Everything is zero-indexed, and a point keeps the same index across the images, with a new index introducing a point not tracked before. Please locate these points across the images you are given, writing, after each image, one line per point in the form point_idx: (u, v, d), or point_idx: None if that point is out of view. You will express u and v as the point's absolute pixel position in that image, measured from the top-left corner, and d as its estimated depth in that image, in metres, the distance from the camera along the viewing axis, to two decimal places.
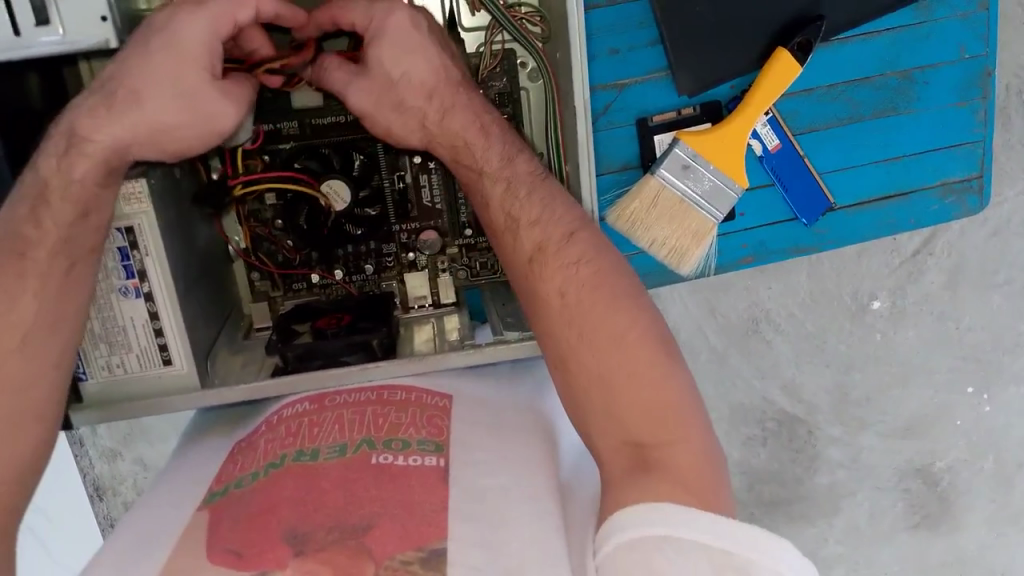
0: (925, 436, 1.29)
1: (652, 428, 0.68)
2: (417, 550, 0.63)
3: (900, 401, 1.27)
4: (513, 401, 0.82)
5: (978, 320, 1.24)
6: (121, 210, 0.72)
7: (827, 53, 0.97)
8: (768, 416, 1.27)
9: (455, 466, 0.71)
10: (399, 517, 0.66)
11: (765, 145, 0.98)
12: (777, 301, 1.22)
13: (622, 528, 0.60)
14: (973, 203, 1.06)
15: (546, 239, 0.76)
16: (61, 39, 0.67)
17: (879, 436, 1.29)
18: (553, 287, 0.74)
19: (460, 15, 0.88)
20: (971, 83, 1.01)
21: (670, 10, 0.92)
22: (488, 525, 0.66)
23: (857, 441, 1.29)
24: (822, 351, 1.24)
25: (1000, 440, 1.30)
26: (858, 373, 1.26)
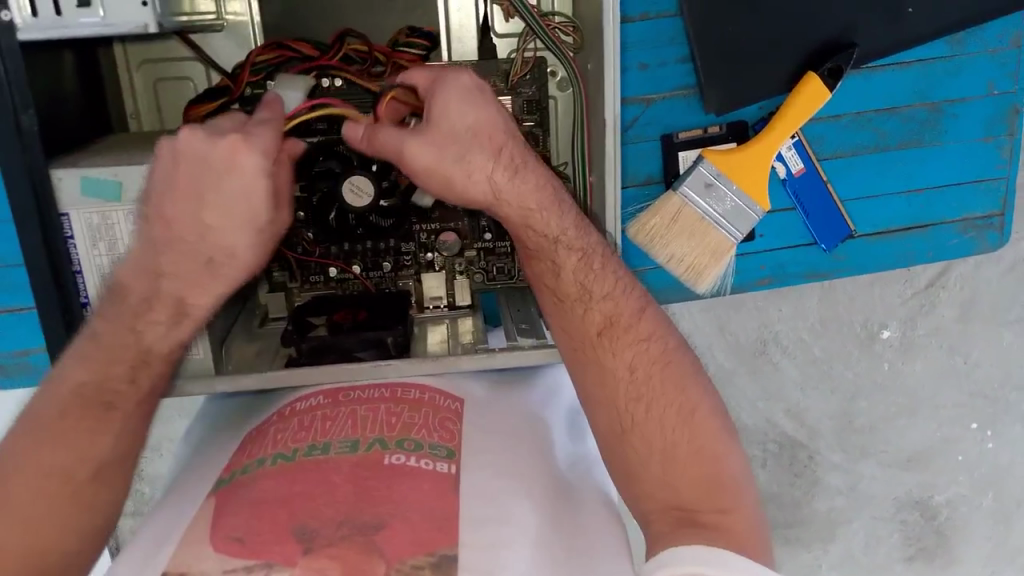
0: (926, 469, 1.28)
1: (698, 490, 0.67)
2: (428, 554, 0.63)
3: (904, 431, 1.27)
4: (525, 417, 0.81)
5: (988, 355, 1.24)
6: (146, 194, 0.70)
7: (857, 80, 0.98)
8: (770, 439, 1.27)
9: (466, 473, 0.71)
10: (408, 519, 0.65)
11: (789, 168, 0.98)
12: (788, 323, 1.21)
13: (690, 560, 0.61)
14: (992, 240, 1.06)
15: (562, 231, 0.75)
16: (101, 21, 0.67)
17: (880, 465, 1.28)
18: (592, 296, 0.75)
19: (494, 21, 0.90)
20: (998, 119, 1.01)
21: (703, 29, 0.92)
22: (499, 531, 0.66)
23: (857, 468, 1.28)
24: (829, 377, 1.24)
25: (1003, 477, 1.29)
26: (864, 402, 1.26)
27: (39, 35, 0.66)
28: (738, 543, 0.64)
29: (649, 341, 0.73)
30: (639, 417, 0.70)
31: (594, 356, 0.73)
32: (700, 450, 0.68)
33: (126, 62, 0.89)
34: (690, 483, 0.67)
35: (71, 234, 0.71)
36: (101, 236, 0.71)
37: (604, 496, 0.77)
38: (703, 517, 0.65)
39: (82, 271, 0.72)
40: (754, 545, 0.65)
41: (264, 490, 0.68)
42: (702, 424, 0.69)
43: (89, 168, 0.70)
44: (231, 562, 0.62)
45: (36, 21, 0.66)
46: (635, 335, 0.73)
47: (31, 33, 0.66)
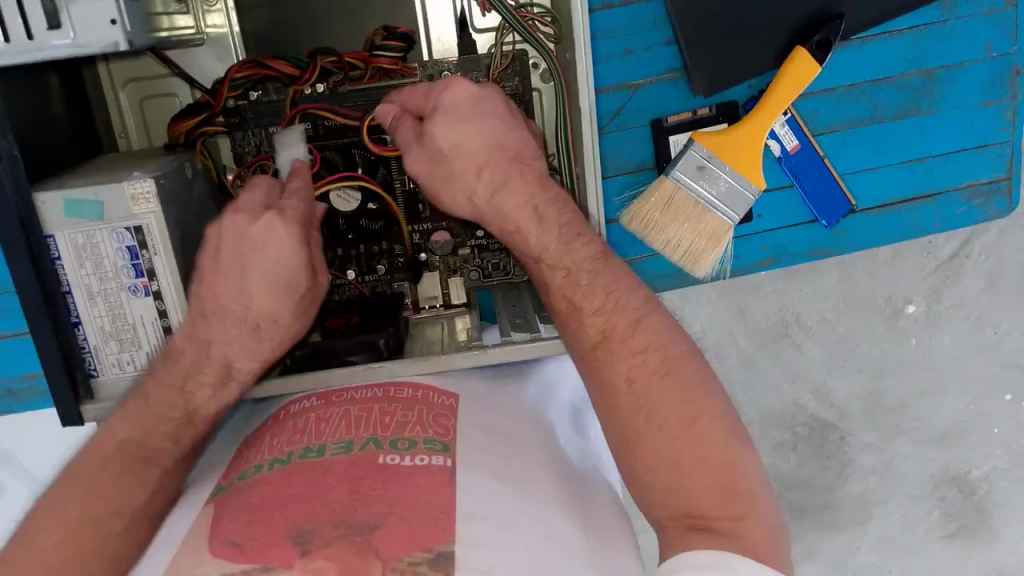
0: (960, 444, 1.25)
1: (717, 500, 0.62)
2: (425, 550, 0.62)
3: (936, 407, 1.24)
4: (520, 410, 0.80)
5: (1018, 324, 1.20)
6: (130, 211, 0.71)
7: (847, 51, 0.95)
8: (799, 421, 1.24)
9: (461, 465, 0.70)
10: (403, 516, 0.64)
11: (783, 145, 0.96)
12: (807, 303, 1.19)
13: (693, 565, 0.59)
14: (1001, 205, 1.03)
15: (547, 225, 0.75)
16: (72, 42, 0.67)
17: (913, 443, 1.25)
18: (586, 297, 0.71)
19: (472, 16, 0.90)
20: (998, 82, 0.98)
21: (685, 10, 0.91)
22: (500, 525, 0.65)
23: (890, 448, 1.25)
24: (856, 355, 1.22)
25: None
26: (891, 379, 1.23)
27: (13, 60, 0.67)
28: (754, 550, 0.60)
29: (646, 354, 0.68)
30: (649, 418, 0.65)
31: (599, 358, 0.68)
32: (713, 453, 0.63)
33: (110, 80, 0.89)
34: (701, 488, 0.62)
35: (58, 255, 0.72)
36: (87, 255, 0.72)
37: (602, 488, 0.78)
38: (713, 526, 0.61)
39: (71, 291, 0.73)
40: (770, 548, 0.61)
41: (260, 496, 0.68)
42: (716, 430, 0.64)
43: (71, 190, 0.70)
44: (229, 566, 0.62)
45: (8, 46, 0.66)
46: (637, 343, 0.69)
47: (5, 59, 0.66)
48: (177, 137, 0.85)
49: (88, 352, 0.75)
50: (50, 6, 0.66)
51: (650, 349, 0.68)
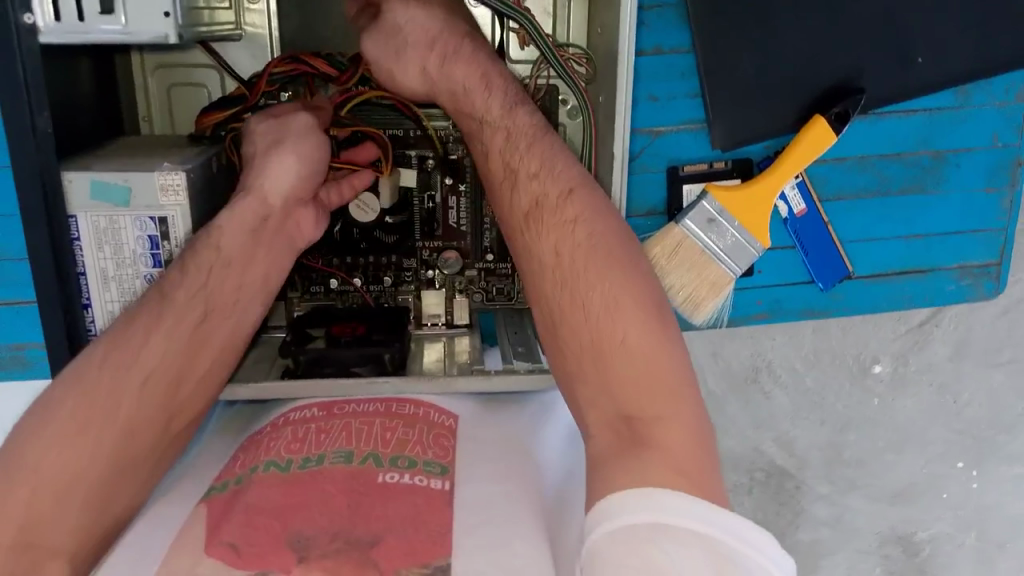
0: (913, 504, 1.27)
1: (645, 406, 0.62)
2: (422, 566, 0.64)
3: (893, 467, 1.26)
4: (502, 424, 0.82)
5: (978, 396, 1.24)
6: (155, 201, 0.72)
7: (862, 124, 0.99)
8: (757, 466, 1.27)
9: (460, 487, 0.73)
10: (404, 535, 0.66)
11: (791, 208, 0.99)
12: (780, 353, 1.22)
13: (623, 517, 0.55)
14: (989, 288, 1.07)
15: (544, 194, 0.75)
16: (122, 29, 0.67)
17: (867, 499, 1.27)
18: (548, 246, 0.73)
19: (509, 47, 0.91)
20: (1001, 171, 1.02)
21: (715, 67, 0.93)
22: (493, 541, 0.66)
23: (843, 501, 1.27)
24: (820, 408, 1.24)
25: (986, 518, 1.27)
26: (854, 435, 1.26)
27: (59, 39, 0.67)
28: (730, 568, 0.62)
29: (575, 223, 0.73)
30: (615, 338, 0.67)
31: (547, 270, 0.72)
32: (661, 372, 0.65)
33: (142, 66, 0.89)
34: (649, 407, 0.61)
35: (78, 236, 0.72)
36: (107, 240, 0.72)
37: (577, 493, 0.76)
38: (644, 425, 0.63)
39: (86, 273, 0.73)
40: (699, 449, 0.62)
41: (260, 498, 0.69)
42: (658, 335, 0.67)
43: (100, 173, 0.71)
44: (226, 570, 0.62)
45: (57, 25, 0.66)
46: (568, 215, 0.73)
47: (52, 37, 0.66)
48: (203, 134, 0.86)
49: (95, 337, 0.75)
50: None
51: (604, 242, 0.72)
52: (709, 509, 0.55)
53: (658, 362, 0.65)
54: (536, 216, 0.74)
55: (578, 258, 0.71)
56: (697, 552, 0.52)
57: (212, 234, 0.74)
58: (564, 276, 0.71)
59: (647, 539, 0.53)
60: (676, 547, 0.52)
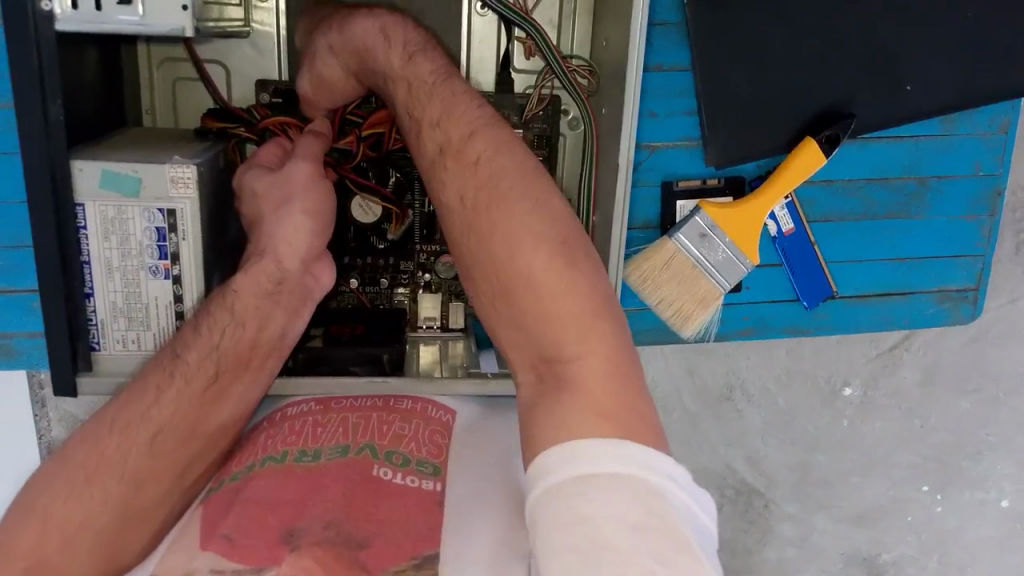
0: (874, 527, 1.30)
1: (571, 341, 0.62)
2: (411, 557, 0.65)
3: (859, 489, 1.28)
4: (500, 425, 0.82)
5: (945, 422, 1.27)
6: (166, 192, 0.72)
7: (851, 148, 1.02)
8: (728, 484, 1.28)
9: (450, 488, 0.73)
10: (391, 536, 0.67)
11: (780, 226, 1.01)
12: (753, 370, 1.24)
13: (550, 472, 0.56)
14: (965, 313, 1.10)
15: (462, 162, 0.71)
16: (139, 20, 0.67)
17: (832, 520, 1.29)
18: (458, 197, 0.69)
19: (514, 57, 0.93)
20: (981, 200, 1.06)
21: (711, 86, 0.95)
22: (487, 534, 0.68)
23: (810, 521, 1.29)
24: (790, 428, 1.27)
25: (947, 542, 1.31)
26: (821, 456, 1.28)
27: (76, 28, 0.67)
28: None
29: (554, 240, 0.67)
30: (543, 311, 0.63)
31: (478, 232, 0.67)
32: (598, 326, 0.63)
33: (148, 59, 0.90)
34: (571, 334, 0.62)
35: (85, 224, 0.72)
36: (114, 230, 0.72)
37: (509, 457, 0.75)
38: (565, 368, 0.62)
39: (90, 262, 0.73)
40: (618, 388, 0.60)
41: (255, 490, 0.70)
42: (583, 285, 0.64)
43: (110, 162, 0.71)
44: (220, 563, 0.63)
45: (75, 13, 0.67)
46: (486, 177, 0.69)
47: (69, 25, 0.67)
48: (208, 131, 0.85)
49: (94, 326, 0.75)
50: None
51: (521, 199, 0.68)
52: (640, 451, 0.56)
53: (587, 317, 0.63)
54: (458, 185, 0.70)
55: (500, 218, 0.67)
56: (624, 497, 0.53)
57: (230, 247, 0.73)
58: (504, 282, 0.65)
59: (575, 492, 0.54)
60: (605, 497, 0.53)
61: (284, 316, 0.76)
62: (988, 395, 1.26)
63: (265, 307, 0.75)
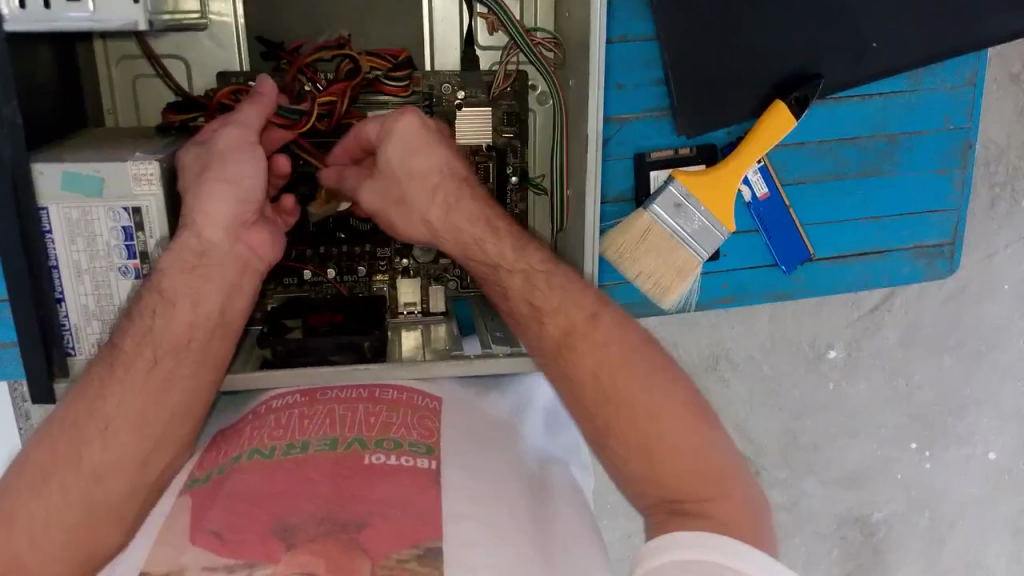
0: (864, 488, 1.33)
1: (691, 484, 0.70)
2: (412, 548, 0.65)
3: (845, 451, 1.30)
4: (487, 415, 0.82)
5: (929, 379, 1.29)
6: (128, 190, 0.70)
7: (821, 110, 1.02)
8: None
9: (446, 467, 0.73)
10: (391, 517, 0.67)
11: (755, 192, 1.02)
12: (739, 341, 1.24)
13: (664, 550, 0.67)
14: (942, 267, 1.11)
15: (570, 322, 0.77)
16: (90, 16, 0.66)
17: (821, 483, 1.32)
18: (586, 368, 0.75)
19: (477, 33, 0.92)
20: (952, 153, 1.06)
21: (678, 54, 0.94)
22: (481, 523, 0.68)
23: (799, 485, 1.31)
24: (775, 395, 1.27)
25: (935, 497, 1.35)
26: (810, 420, 1.29)
27: (25, 27, 0.65)
28: (722, 526, 0.68)
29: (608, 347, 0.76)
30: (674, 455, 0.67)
31: (607, 399, 0.74)
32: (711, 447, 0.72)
33: (106, 57, 0.88)
34: (685, 476, 0.70)
35: (50, 228, 0.71)
36: (80, 232, 0.71)
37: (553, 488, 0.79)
38: (690, 506, 0.70)
39: (58, 267, 0.72)
40: (746, 522, 0.69)
41: (241, 485, 0.69)
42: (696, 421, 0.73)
43: (71, 163, 0.69)
44: (211, 560, 0.63)
45: (22, 13, 0.65)
46: (597, 339, 0.76)
47: (17, 25, 0.65)
48: (170, 126, 0.84)
49: (68, 330, 0.74)
50: None
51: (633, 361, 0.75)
52: (761, 558, 0.65)
53: (697, 452, 0.71)
54: (567, 344, 0.76)
55: (618, 376, 0.74)
56: None
57: (198, 242, 0.73)
58: (608, 408, 0.74)
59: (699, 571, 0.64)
60: None
61: (223, 297, 0.74)
62: (970, 349, 1.28)
63: (195, 284, 0.72)
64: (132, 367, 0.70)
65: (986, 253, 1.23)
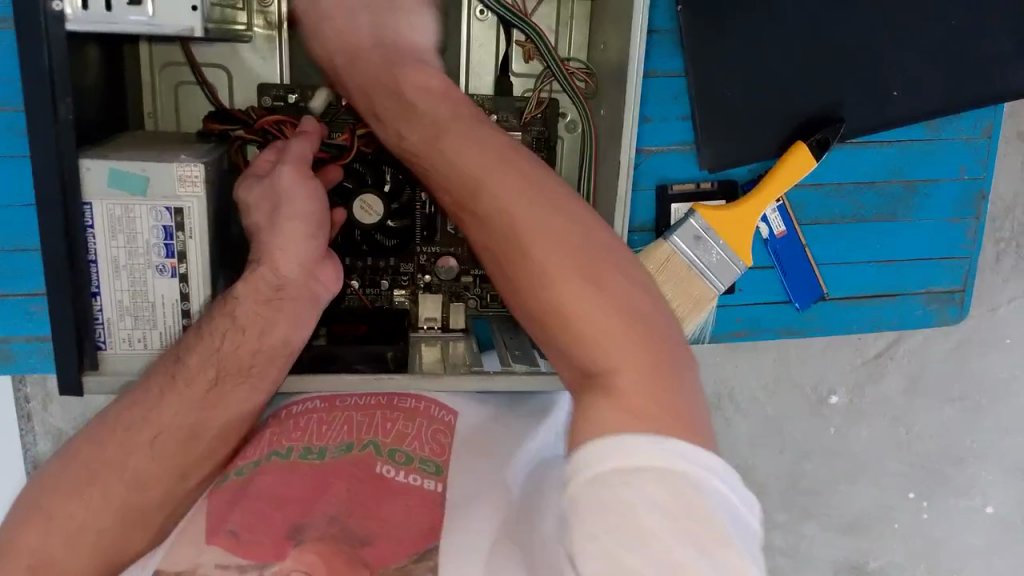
0: (864, 536, 1.33)
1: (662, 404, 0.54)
2: (412, 555, 0.66)
3: (847, 497, 1.31)
4: (504, 426, 0.83)
5: (929, 429, 1.30)
6: (173, 191, 0.72)
7: (840, 153, 1.04)
8: None
9: (450, 489, 0.73)
10: (392, 534, 0.68)
11: (772, 229, 1.04)
12: (743, 381, 1.26)
13: None
14: (952, 314, 1.12)
15: None
16: (148, 20, 0.68)
17: (821, 529, 1.33)
18: None
19: (513, 61, 0.94)
20: (967, 203, 1.08)
21: (704, 91, 0.98)
22: (481, 531, 0.69)
23: (800, 529, 1.33)
24: (779, 436, 1.29)
25: (937, 551, 1.34)
26: (810, 465, 1.30)
27: (86, 28, 0.68)
28: None
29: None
30: (562, 300, 0.59)
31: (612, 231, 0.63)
32: (672, 381, 0.56)
33: (149, 61, 0.91)
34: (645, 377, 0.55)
35: (92, 223, 0.72)
36: (121, 229, 0.73)
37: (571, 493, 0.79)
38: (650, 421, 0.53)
39: (97, 262, 0.73)
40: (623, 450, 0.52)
41: (260, 487, 0.70)
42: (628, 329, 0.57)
43: (118, 161, 0.71)
44: (225, 557, 0.64)
45: (84, 14, 0.67)
46: None
47: (79, 25, 0.68)
48: (211, 134, 0.86)
49: (101, 325, 0.75)
50: None
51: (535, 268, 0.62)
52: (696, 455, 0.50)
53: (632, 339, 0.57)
54: None
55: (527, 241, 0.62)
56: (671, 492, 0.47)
57: None
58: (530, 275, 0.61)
59: None
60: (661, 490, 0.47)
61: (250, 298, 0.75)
62: (971, 403, 1.29)
63: (263, 307, 0.75)
64: (185, 370, 0.73)
65: (989, 307, 1.25)
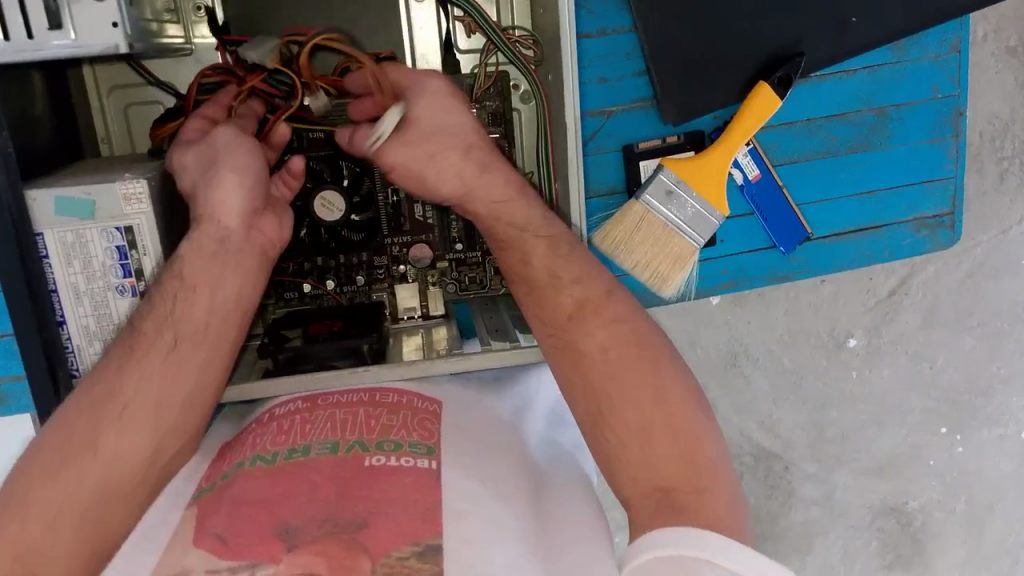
0: (897, 477, 1.31)
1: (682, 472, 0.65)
2: (413, 544, 0.65)
3: (875, 439, 1.29)
4: (494, 412, 0.83)
5: (951, 360, 1.28)
6: (120, 210, 0.73)
7: (806, 88, 1.02)
8: (745, 451, 1.29)
9: (446, 467, 0.73)
10: (391, 513, 0.67)
11: (746, 174, 1.02)
12: (756, 336, 1.24)
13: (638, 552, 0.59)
14: (944, 237, 1.10)
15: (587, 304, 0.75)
16: (72, 43, 0.68)
17: (853, 474, 1.30)
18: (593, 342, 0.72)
19: (456, 37, 0.93)
20: (943, 122, 1.06)
21: (657, 42, 0.96)
22: (484, 517, 0.68)
23: (831, 478, 1.30)
24: (799, 388, 1.27)
25: (973, 480, 1.32)
26: (835, 411, 1.28)
27: (11, 57, 0.67)
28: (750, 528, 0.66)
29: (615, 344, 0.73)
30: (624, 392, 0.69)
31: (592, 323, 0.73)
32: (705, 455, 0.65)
33: (97, 86, 0.91)
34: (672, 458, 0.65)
35: (46, 253, 0.73)
36: (75, 254, 0.73)
37: (561, 481, 0.80)
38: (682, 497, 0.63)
39: (57, 290, 0.74)
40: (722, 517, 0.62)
41: (246, 491, 0.70)
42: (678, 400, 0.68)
43: (62, 189, 0.72)
44: (213, 563, 0.64)
45: (7, 44, 0.66)
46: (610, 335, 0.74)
47: (3, 57, 0.66)
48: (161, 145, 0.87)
49: (71, 353, 0.75)
50: (53, 6, 0.67)
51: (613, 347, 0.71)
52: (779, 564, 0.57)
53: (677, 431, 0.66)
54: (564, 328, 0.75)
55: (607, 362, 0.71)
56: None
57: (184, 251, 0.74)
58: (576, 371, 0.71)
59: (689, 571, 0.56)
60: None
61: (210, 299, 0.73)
62: (993, 329, 1.27)
63: None
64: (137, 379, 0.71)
65: (999, 229, 1.23)
